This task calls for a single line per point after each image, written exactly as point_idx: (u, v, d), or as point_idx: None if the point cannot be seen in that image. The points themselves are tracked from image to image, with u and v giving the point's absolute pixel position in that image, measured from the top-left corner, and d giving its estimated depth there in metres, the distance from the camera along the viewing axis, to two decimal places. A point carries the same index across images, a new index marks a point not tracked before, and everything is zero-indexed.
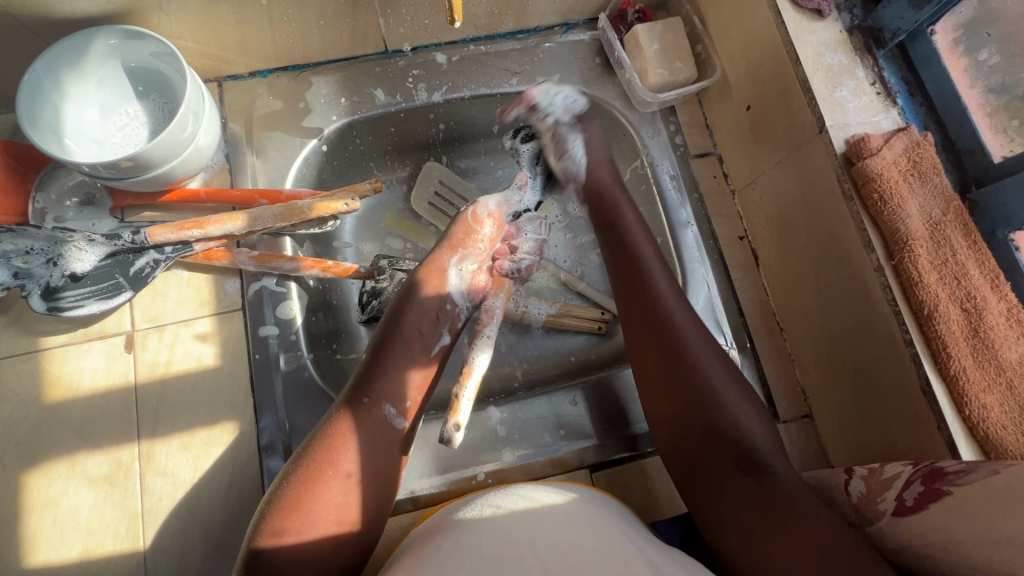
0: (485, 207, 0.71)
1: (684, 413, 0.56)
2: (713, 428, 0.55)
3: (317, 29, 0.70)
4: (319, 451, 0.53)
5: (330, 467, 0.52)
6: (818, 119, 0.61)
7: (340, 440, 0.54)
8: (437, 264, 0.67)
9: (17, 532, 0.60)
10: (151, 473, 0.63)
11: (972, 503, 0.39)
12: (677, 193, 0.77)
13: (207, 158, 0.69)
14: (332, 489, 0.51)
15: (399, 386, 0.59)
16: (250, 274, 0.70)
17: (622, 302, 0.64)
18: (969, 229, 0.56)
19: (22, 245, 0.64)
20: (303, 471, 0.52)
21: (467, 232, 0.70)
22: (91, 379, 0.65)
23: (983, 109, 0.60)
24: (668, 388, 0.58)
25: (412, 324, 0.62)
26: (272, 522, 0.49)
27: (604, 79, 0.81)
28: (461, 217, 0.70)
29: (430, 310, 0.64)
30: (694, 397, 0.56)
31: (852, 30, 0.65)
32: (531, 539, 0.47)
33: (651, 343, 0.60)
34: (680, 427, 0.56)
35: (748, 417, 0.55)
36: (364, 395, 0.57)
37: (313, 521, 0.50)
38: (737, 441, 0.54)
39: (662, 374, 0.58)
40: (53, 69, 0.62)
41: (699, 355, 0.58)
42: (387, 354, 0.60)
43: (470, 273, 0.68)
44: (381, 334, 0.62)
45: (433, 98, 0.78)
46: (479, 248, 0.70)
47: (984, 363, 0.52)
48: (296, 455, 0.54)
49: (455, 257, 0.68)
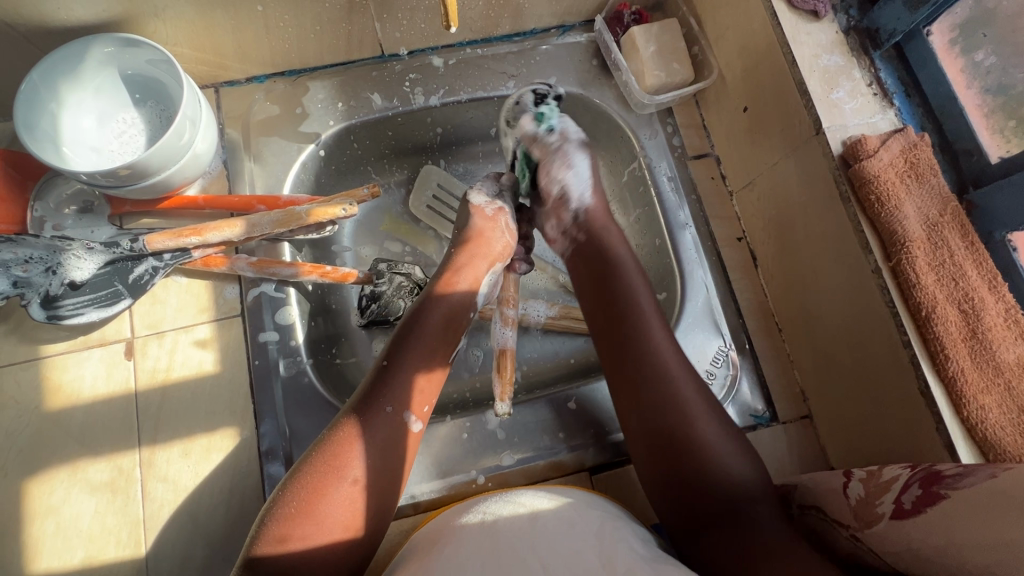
0: (512, 222, 0.73)
1: (663, 451, 0.56)
2: (687, 465, 0.55)
3: (313, 34, 0.70)
4: (325, 461, 0.52)
5: (339, 469, 0.52)
6: (815, 120, 0.61)
7: (355, 435, 0.54)
8: (473, 270, 0.68)
9: (19, 540, 0.60)
10: (152, 480, 0.63)
11: (971, 507, 0.39)
12: (675, 195, 0.77)
13: (204, 165, 0.69)
14: (344, 490, 0.51)
15: (413, 394, 0.58)
16: (248, 281, 0.70)
17: (604, 337, 0.64)
18: (966, 229, 0.56)
19: (21, 254, 0.63)
20: (313, 475, 0.51)
21: (492, 238, 0.70)
22: (91, 387, 0.66)
23: (979, 109, 0.60)
24: (646, 424, 0.57)
25: (437, 330, 0.63)
26: (279, 524, 0.49)
27: (601, 81, 0.81)
28: (492, 219, 0.71)
29: (455, 319, 0.65)
30: (670, 428, 0.56)
31: (849, 31, 0.65)
32: (528, 545, 0.47)
33: (629, 377, 0.60)
34: (659, 463, 0.56)
35: (725, 453, 0.55)
36: (385, 404, 0.56)
37: (324, 521, 0.49)
38: (709, 477, 0.54)
39: (639, 405, 0.58)
40: (50, 78, 0.62)
41: (671, 381, 0.58)
42: (407, 365, 0.59)
43: (495, 281, 0.71)
44: (399, 338, 0.61)
45: (429, 102, 0.79)
46: (502, 259, 0.71)
47: (982, 364, 0.52)
48: (304, 457, 0.54)
49: (492, 270, 0.70)
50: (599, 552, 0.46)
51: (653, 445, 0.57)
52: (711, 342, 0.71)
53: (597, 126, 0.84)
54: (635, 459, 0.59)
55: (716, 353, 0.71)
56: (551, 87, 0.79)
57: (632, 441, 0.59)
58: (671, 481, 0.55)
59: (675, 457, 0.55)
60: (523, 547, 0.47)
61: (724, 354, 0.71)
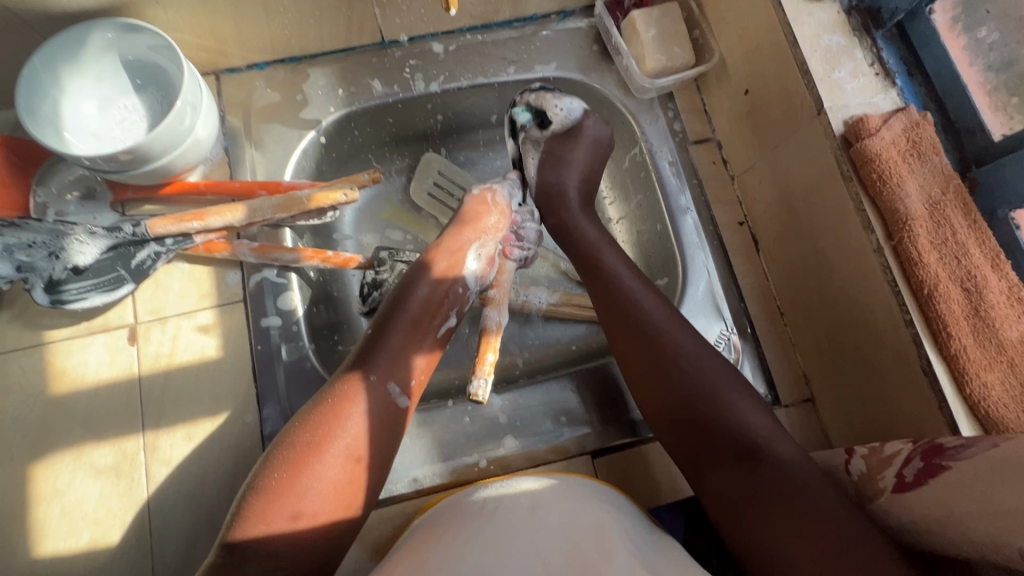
0: (502, 196, 0.73)
1: (681, 418, 0.55)
2: (705, 434, 0.53)
3: (313, 19, 0.70)
4: (305, 439, 0.51)
5: (319, 446, 0.51)
6: (817, 101, 0.61)
7: (340, 411, 0.53)
8: (456, 245, 0.67)
9: (25, 523, 0.61)
10: (156, 463, 0.63)
11: (976, 479, 0.38)
12: (676, 179, 0.76)
13: (206, 151, 0.69)
14: (327, 466, 0.51)
15: (402, 365, 0.59)
16: (250, 266, 0.70)
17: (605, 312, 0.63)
18: (969, 208, 0.56)
19: (24, 239, 0.64)
20: (295, 451, 0.51)
21: (482, 215, 0.70)
22: (95, 372, 0.66)
23: (982, 87, 0.60)
24: (661, 397, 0.57)
25: (422, 301, 0.63)
26: (259, 501, 0.48)
27: (601, 66, 0.80)
28: (480, 199, 0.71)
29: (440, 290, 0.64)
30: (684, 405, 0.55)
31: (851, 11, 0.64)
32: (525, 522, 0.47)
33: (641, 360, 0.59)
34: (678, 438, 0.55)
35: (744, 411, 0.54)
36: (371, 371, 0.57)
37: (309, 495, 0.49)
38: (731, 436, 0.52)
39: (653, 388, 0.58)
40: (51, 63, 0.62)
41: (679, 358, 0.57)
42: (392, 335, 0.60)
43: (487, 257, 0.69)
44: (387, 310, 0.62)
45: (430, 88, 0.78)
46: (491, 234, 0.70)
47: (984, 342, 0.52)
48: (286, 432, 0.53)
49: (477, 241, 0.69)
50: (599, 529, 0.47)
51: (666, 411, 0.56)
52: (712, 326, 0.70)
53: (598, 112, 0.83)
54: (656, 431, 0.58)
55: (718, 337, 0.70)
56: (552, 73, 0.80)
57: (647, 410, 0.58)
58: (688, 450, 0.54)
59: (686, 419, 0.55)
60: (521, 525, 0.47)
61: (726, 338, 0.70)
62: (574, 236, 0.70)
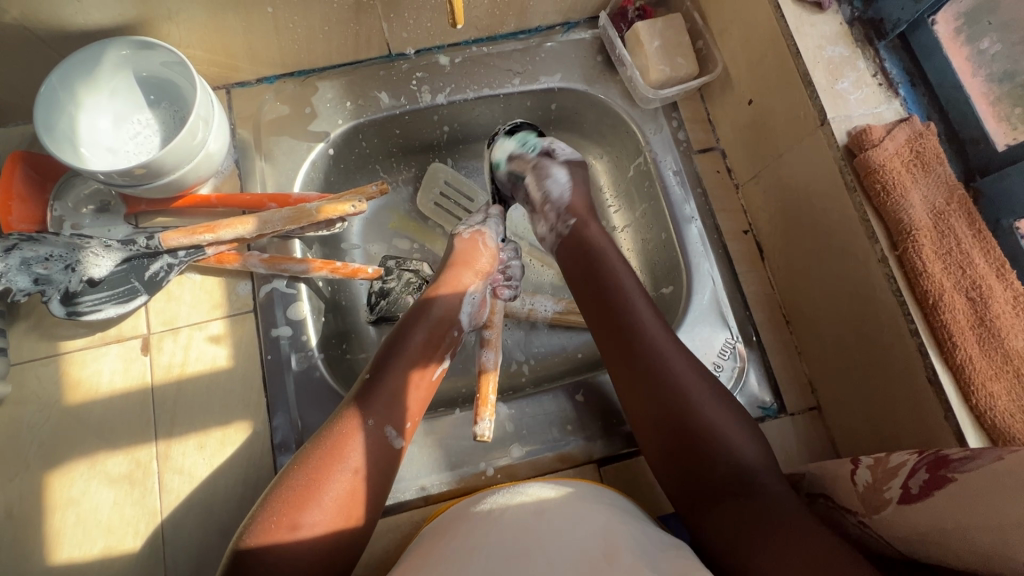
0: (492, 239, 0.73)
1: (675, 436, 0.56)
2: (694, 445, 0.55)
3: (322, 34, 0.71)
4: (314, 458, 0.53)
5: (327, 466, 0.52)
6: (820, 112, 0.61)
7: (347, 436, 0.54)
8: (453, 285, 0.67)
9: (39, 530, 0.62)
10: (168, 471, 0.64)
11: (978, 492, 0.39)
12: (681, 189, 0.77)
13: (217, 163, 0.71)
14: (333, 483, 0.52)
15: (397, 408, 0.58)
16: (260, 277, 0.71)
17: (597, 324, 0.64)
18: (974, 218, 0.56)
19: (41, 252, 0.65)
20: (304, 469, 0.52)
21: (475, 257, 0.70)
22: (109, 381, 0.67)
23: (986, 97, 0.60)
24: (656, 419, 0.57)
25: (420, 343, 0.63)
26: (268, 516, 0.49)
27: (606, 76, 0.81)
28: (471, 242, 0.71)
29: (436, 331, 0.64)
30: (678, 423, 0.56)
31: (853, 22, 0.65)
32: (536, 534, 0.47)
33: (631, 372, 0.60)
34: (671, 452, 0.56)
35: (732, 433, 0.55)
36: (369, 414, 0.56)
37: (315, 510, 0.50)
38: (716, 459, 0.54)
39: (644, 402, 0.58)
40: (69, 81, 0.64)
41: (668, 368, 0.58)
42: (392, 374, 0.60)
43: (479, 298, 0.70)
44: (385, 349, 0.62)
45: (436, 100, 0.79)
46: (484, 275, 0.70)
47: (991, 351, 0.52)
48: (299, 454, 0.54)
49: (474, 284, 0.69)
50: (605, 539, 0.47)
51: (657, 431, 0.57)
52: (718, 335, 0.70)
53: (602, 121, 0.84)
54: (650, 448, 0.58)
55: (724, 346, 0.70)
56: (556, 84, 0.80)
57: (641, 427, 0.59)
58: (681, 475, 0.55)
59: (680, 441, 0.56)
60: (529, 535, 0.47)
61: (731, 346, 0.70)
62: (559, 252, 0.72)
